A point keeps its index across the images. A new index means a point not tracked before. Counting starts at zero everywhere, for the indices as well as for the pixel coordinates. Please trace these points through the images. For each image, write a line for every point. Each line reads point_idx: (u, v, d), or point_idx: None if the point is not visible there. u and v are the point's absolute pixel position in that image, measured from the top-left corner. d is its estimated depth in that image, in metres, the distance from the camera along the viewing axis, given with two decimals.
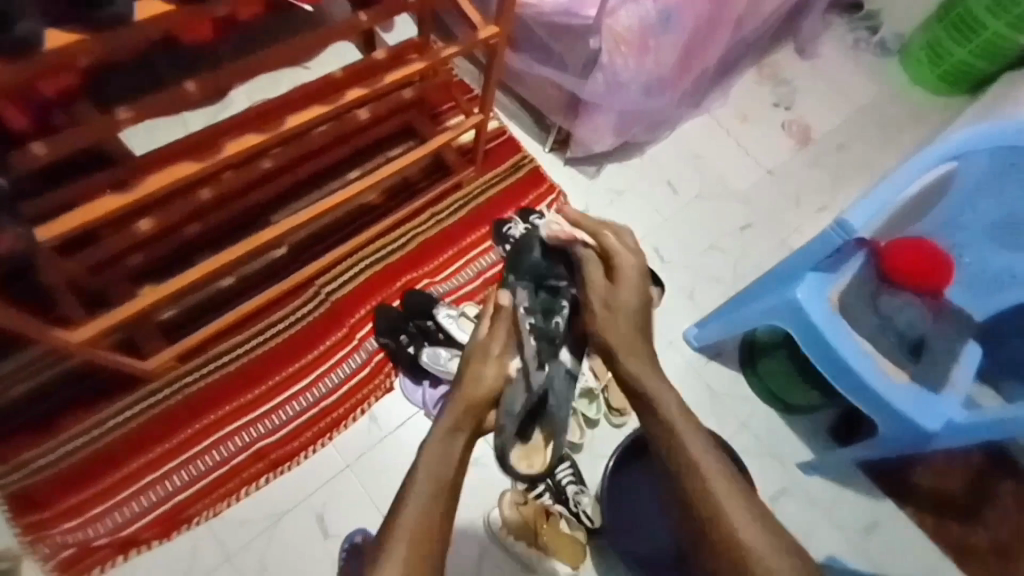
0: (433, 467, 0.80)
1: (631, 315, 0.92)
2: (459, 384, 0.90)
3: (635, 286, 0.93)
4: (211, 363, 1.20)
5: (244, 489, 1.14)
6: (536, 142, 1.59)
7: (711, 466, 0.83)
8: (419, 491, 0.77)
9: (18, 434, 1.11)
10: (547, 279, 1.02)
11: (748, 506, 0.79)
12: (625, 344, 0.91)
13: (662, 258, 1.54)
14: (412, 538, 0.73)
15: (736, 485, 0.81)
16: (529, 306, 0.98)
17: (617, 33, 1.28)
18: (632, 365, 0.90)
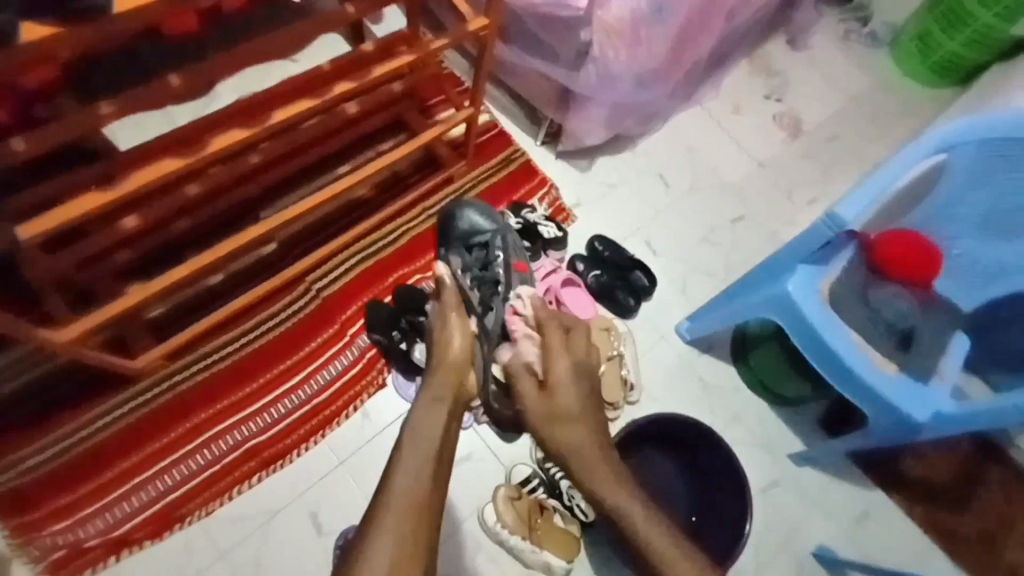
0: (421, 438, 0.92)
1: (576, 420, 1.01)
2: (437, 369, 1.04)
3: (573, 390, 1.03)
4: (200, 361, 1.19)
5: (237, 487, 1.13)
6: (527, 135, 1.58)
7: (645, 518, 0.93)
8: (408, 465, 0.88)
9: (5, 434, 1.09)
10: (476, 240, 1.31)
11: (686, 552, 0.89)
12: (575, 423, 1.01)
13: (654, 251, 1.54)
14: (400, 511, 0.83)
15: (679, 542, 0.90)
16: (467, 267, 1.29)
17: (608, 25, 1.24)
18: (574, 427, 1.00)
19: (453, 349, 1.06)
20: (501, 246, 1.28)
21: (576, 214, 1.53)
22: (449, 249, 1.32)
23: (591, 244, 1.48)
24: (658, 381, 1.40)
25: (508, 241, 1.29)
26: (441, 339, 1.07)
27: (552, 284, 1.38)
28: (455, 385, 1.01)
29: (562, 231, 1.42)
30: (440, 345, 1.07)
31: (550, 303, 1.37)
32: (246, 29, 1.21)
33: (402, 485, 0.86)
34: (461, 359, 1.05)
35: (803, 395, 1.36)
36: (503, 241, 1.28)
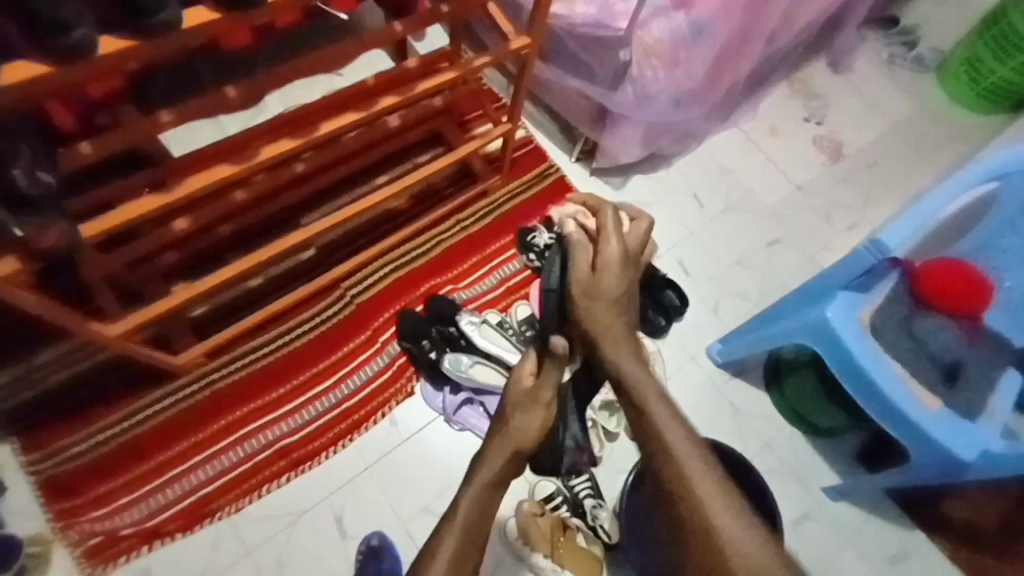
0: (480, 498, 0.91)
1: (613, 297, 1.09)
2: (513, 412, 1.00)
3: (614, 273, 1.10)
4: (238, 360, 1.22)
5: (266, 486, 1.15)
6: (562, 152, 1.60)
7: (715, 495, 0.83)
8: (470, 502, 0.90)
9: (52, 421, 1.14)
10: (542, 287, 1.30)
11: (736, 510, 0.81)
12: (621, 341, 1.06)
13: (685, 271, 1.53)
14: (459, 539, 0.85)
15: (726, 495, 0.83)
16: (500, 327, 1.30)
17: (647, 44, 1.29)
18: (618, 349, 1.05)
19: (525, 390, 1.03)
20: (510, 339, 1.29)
21: None
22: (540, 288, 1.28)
23: None
24: (687, 403, 1.38)
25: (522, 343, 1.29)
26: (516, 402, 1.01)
27: None
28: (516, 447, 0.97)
29: None
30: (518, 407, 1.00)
31: None
32: None
33: (457, 533, 0.85)
34: (537, 399, 1.02)
35: (838, 426, 1.33)
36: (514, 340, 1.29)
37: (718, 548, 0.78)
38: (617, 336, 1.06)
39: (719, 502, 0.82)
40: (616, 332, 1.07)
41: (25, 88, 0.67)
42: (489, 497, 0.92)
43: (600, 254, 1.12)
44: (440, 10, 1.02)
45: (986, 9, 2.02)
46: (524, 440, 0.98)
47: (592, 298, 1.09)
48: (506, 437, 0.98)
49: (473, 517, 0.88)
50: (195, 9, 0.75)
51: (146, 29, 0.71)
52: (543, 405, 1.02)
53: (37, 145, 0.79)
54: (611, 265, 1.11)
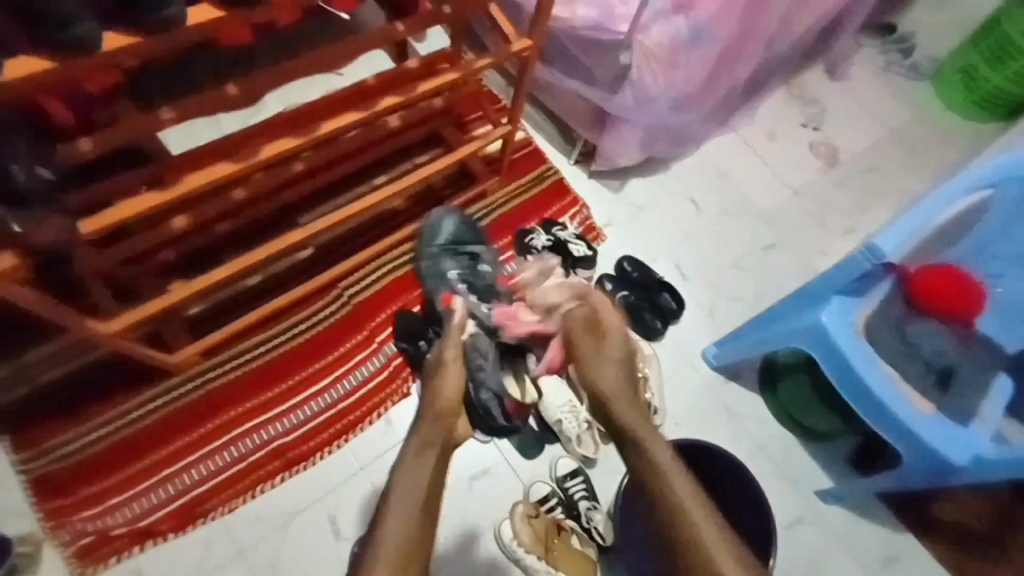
0: (413, 482, 0.87)
1: (615, 387, 1.01)
2: (434, 395, 1.04)
3: (616, 368, 1.03)
4: (233, 359, 1.22)
5: (260, 486, 1.14)
6: (561, 154, 1.60)
7: (706, 519, 0.85)
8: (400, 506, 0.84)
9: (44, 420, 1.12)
10: (464, 248, 1.34)
11: (726, 544, 0.82)
12: (616, 397, 1.00)
13: (682, 274, 1.54)
14: (409, 525, 0.82)
15: (722, 531, 0.84)
16: (465, 278, 1.30)
17: (648, 48, 1.28)
18: (642, 427, 0.95)
19: (450, 384, 1.05)
20: (489, 262, 1.33)
21: (606, 234, 1.54)
22: (438, 251, 1.32)
23: (619, 265, 1.48)
24: (682, 406, 1.38)
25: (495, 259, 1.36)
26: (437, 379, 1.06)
27: None
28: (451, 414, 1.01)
29: (592, 250, 1.43)
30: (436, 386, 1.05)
31: None
32: (299, 43, 1.26)
33: (397, 522, 0.82)
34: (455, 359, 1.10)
35: (832, 430, 1.33)
36: (492, 257, 1.34)
37: (706, 566, 0.80)
38: (619, 401, 1.00)
39: (708, 521, 0.84)
40: (626, 401, 1.00)
41: (24, 84, 0.66)
42: (413, 513, 0.83)
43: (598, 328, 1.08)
44: (442, 11, 1.02)
45: (980, 18, 2.04)
46: (451, 409, 1.01)
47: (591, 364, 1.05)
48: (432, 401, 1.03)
49: (420, 477, 0.88)
50: (199, 6, 0.75)
51: (149, 25, 0.70)
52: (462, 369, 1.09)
53: (35, 141, 0.77)
54: (609, 322, 1.09)
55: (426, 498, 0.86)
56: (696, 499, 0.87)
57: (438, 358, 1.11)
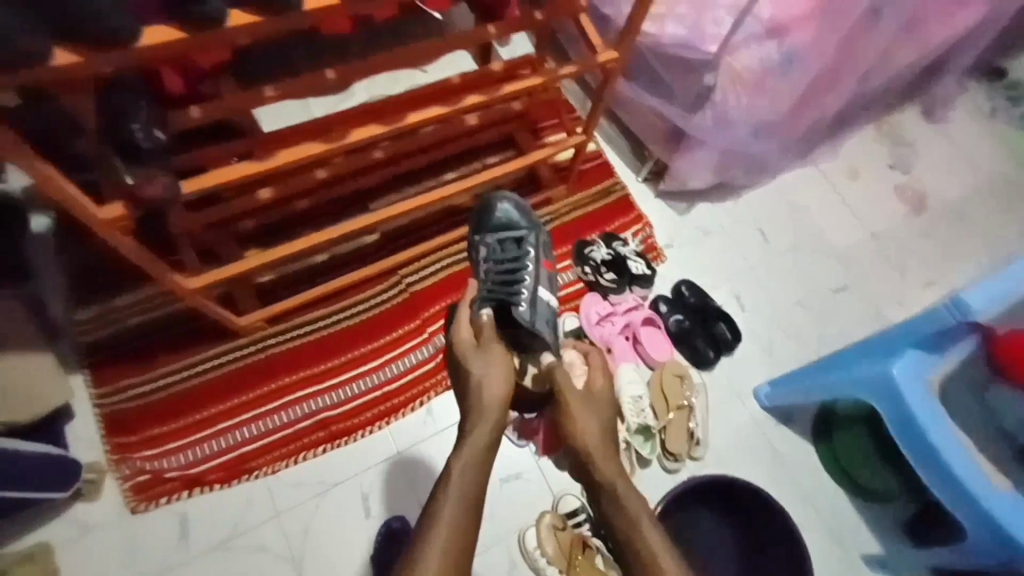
0: (466, 479, 0.86)
1: (594, 411, 0.96)
2: (476, 412, 0.93)
3: (601, 395, 0.99)
4: (294, 329, 1.28)
5: (303, 453, 1.19)
6: (630, 170, 1.59)
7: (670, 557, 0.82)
8: (453, 490, 0.85)
9: (122, 361, 1.21)
10: (509, 234, 1.20)
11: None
12: (601, 459, 0.91)
13: (742, 305, 1.49)
14: (453, 521, 0.82)
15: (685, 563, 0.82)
16: (495, 259, 1.15)
17: (735, 70, 1.25)
18: (612, 474, 0.90)
19: (490, 395, 0.93)
20: (535, 246, 1.18)
21: (666, 255, 1.51)
22: (480, 240, 1.19)
23: (676, 288, 1.45)
24: (727, 441, 1.33)
25: (541, 242, 1.20)
26: (486, 372, 0.96)
27: (632, 320, 1.36)
28: (502, 409, 0.94)
29: (651, 269, 1.41)
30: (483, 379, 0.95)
31: (626, 338, 1.35)
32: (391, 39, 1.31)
33: (448, 515, 0.82)
34: (497, 360, 0.97)
35: (889, 490, 1.26)
36: (537, 241, 1.19)
37: None
38: (600, 456, 0.91)
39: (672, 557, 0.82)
40: (607, 450, 0.93)
41: (152, 51, 0.71)
42: (470, 499, 0.85)
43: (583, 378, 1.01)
44: (534, 17, 1.03)
45: None
46: (494, 418, 0.92)
47: (567, 420, 0.95)
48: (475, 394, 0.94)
49: (470, 477, 0.86)
50: None
51: (268, 6, 0.74)
52: (508, 372, 0.97)
53: (153, 102, 0.83)
54: (595, 379, 1.02)
55: (476, 459, 0.88)
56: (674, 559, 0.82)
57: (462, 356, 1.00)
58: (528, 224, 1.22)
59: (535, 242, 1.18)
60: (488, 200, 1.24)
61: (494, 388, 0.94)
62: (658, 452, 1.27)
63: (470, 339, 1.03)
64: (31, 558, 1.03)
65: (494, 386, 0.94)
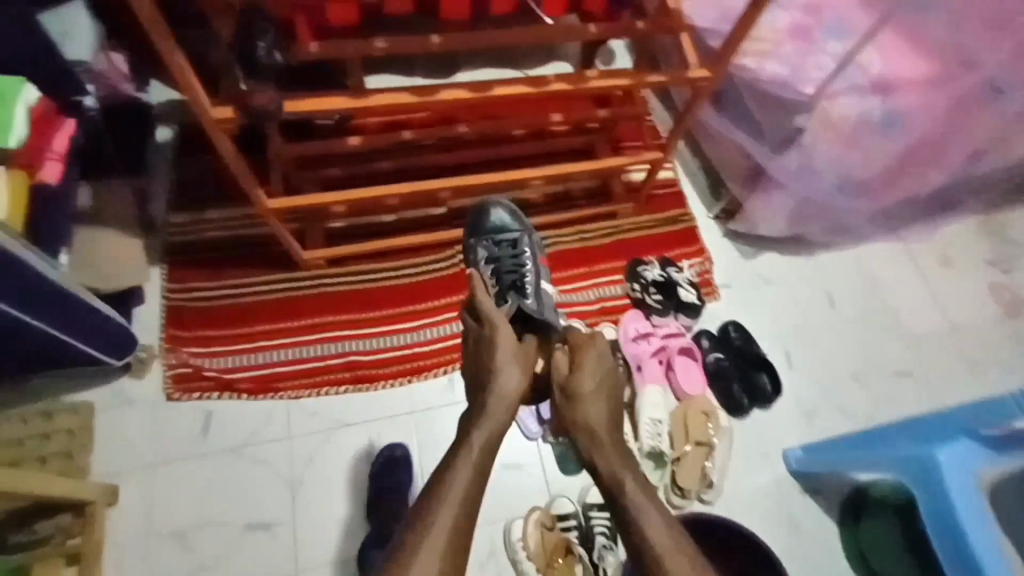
0: (459, 487, 0.80)
1: (591, 396, 0.92)
2: (486, 400, 0.89)
3: (595, 376, 0.93)
4: (348, 274, 1.35)
5: (326, 388, 1.24)
6: (702, 205, 1.58)
7: (679, 555, 0.78)
8: (442, 507, 0.78)
9: (197, 265, 1.33)
10: (503, 237, 1.24)
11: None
12: (603, 442, 0.89)
13: (790, 363, 1.42)
14: (445, 536, 0.76)
15: (694, 560, 0.78)
16: (492, 261, 1.21)
17: (830, 117, 1.22)
18: (617, 460, 0.88)
19: (501, 389, 0.90)
20: (529, 245, 1.22)
21: (721, 293, 1.48)
22: (476, 245, 1.24)
23: (722, 328, 1.41)
24: (744, 494, 1.26)
25: (534, 242, 1.24)
26: (492, 366, 0.92)
27: (669, 345, 1.33)
28: (512, 406, 0.90)
29: (701, 300, 1.37)
30: (490, 372, 0.91)
31: (659, 362, 1.32)
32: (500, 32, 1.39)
33: (437, 530, 0.76)
34: (518, 351, 0.94)
35: None
36: (530, 241, 1.23)
37: None
38: (604, 440, 0.89)
39: (678, 553, 0.78)
40: (613, 437, 0.90)
41: None
42: (467, 511, 0.79)
43: (576, 360, 0.95)
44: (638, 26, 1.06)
45: None
46: (504, 414, 0.89)
47: (574, 404, 0.92)
48: (485, 395, 0.90)
49: (468, 486, 0.81)
50: None
51: None
52: (526, 365, 0.93)
53: (279, 31, 0.93)
54: (588, 355, 0.95)
55: (477, 463, 0.83)
56: (675, 538, 0.80)
57: (483, 339, 0.94)
58: (523, 224, 1.26)
59: (531, 240, 1.23)
60: (483, 206, 1.28)
61: (501, 380, 0.90)
62: (667, 483, 1.23)
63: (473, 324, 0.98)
64: (76, 411, 1.14)
65: (503, 383, 0.90)
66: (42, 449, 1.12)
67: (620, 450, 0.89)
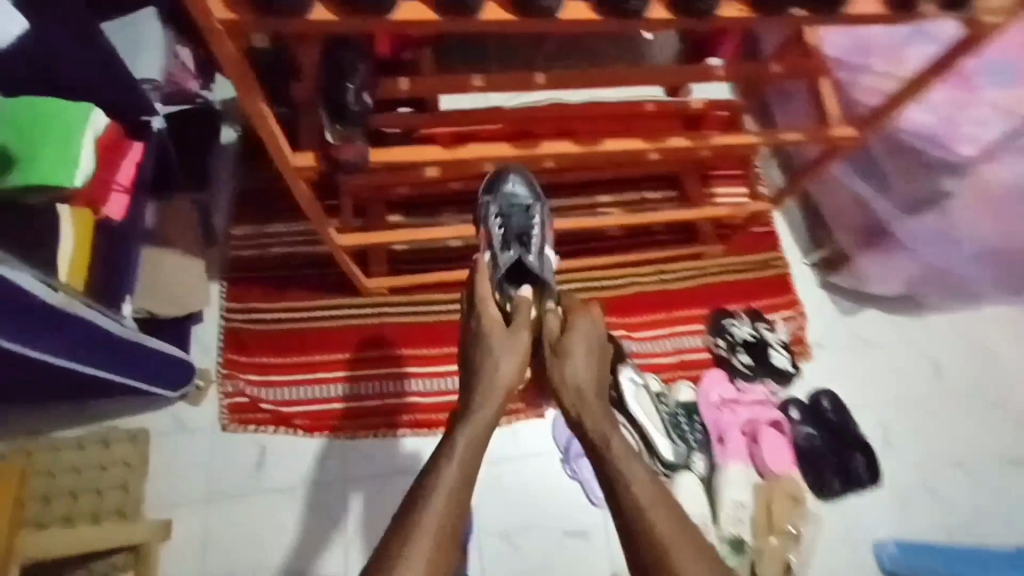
0: (451, 467, 0.74)
1: (580, 357, 0.85)
2: (480, 392, 0.82)
3: (586, 343, 0.86)
4: (410, 305, 1.27)
5: (384, 429, 1.18)
6: (799, 249, 1.40)
7: (676, 530, 0.72)
8: (438, 486, 0.72)
9: (255, 284, 1.26)
10: (515, 195, 1.03)
11: (697, 549, 0.71)
12: (587, 398, 0.83)
13: (887, 439, 1.27)
14: (439, 516, 0.70)
15: (687, 527, 0.73)
16: (501, 220, 1.01)
17: (987, 183, 1.23)
18: (606, 424, 0.81)
19: (493, 388, 0.82)
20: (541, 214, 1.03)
21: (813, 354, 1.33)
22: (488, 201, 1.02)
23: (815, 396, 1.27)
24: None
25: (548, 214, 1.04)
26: (485, 347, 0.84)
27: (756, 416, 1.21)
28: (506, 396, 0.82)
29: (794, 366, 1.26)
30: (483, 351, 0.84)
31: (743, 435, 1.20)
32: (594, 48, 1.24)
33: (433, 511, 0.70)
34: (517, 345, 0.85)
35: None
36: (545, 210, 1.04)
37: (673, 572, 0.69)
38: (591, 397, 0.83)
39: (673, 524, 0.72)
40: (602, 403, 0.83)
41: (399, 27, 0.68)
42: (462, 487, 0.73)
43: (568, 323, 0.88)
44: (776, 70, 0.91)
45: None
46: (499, 400, 0.82)
47: (562, 363, 0.85)
48: (478, 376, 0.83)
49: (464, 461, 0.75)
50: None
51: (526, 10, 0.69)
52: (526, 357, 0.85)
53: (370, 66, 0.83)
54: (580, 320, 0.88)
55: (472, 436, 0.78)
56: (668, 505, 0.74)
57: (480, 332, 0.86)
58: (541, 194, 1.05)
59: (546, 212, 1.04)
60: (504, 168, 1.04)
61: (502, 365, 0.83)
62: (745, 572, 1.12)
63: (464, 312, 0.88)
64: (133, 440, 1.11)
65: (504, 373, 0.83)
66: (99, 480, 1.09)
67: (611, 416, 0.83)
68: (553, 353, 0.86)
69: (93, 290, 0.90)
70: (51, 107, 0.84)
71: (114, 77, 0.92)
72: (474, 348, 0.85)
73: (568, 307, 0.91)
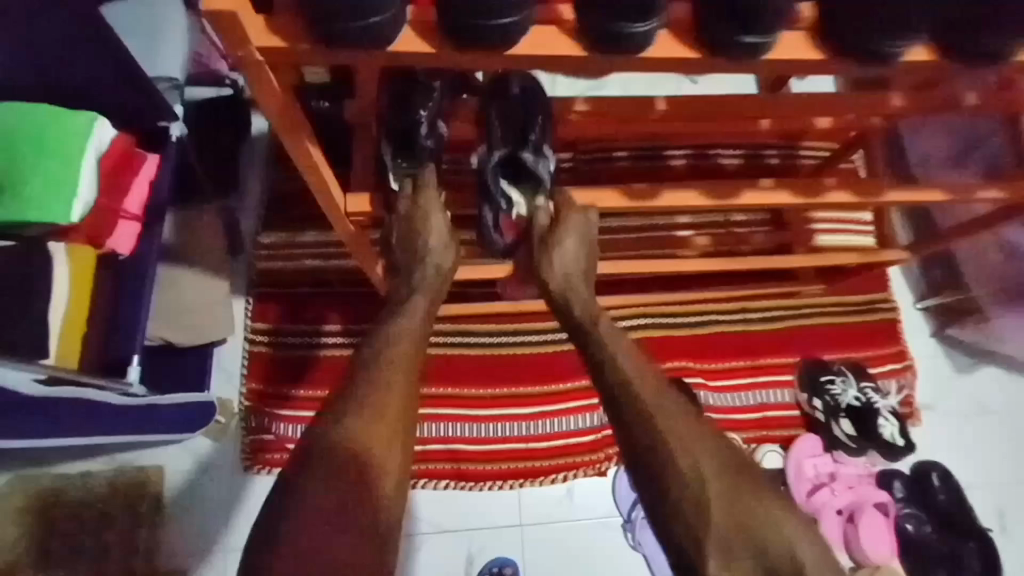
0: (384, 361, 0.60)
1: (568, 249, 0.71)
2: (413, 274, 0.69)
3: (578, 239, 0.72)
4: (457, 336, 1.10)
5: (424, 480, 1.04)
6: (909, 291, 1.21)
7: (689, 444, 0.60)
8: (372, 385, 0.58)
9: (281, 302, 1.10)
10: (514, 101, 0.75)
11: (718, 459, 0.60)
12: (578, 287, 0.71)
13: (1002, 524, 1.09)
14: (388, 429, 0.57)
15: (706, 435, 0.61)
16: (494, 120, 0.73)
17: None
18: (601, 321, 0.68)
19: (438, 269, 0.69)
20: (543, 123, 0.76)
21: (922, 417, 1.14)
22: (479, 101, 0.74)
23: (923, 471, 1.09)
24: None
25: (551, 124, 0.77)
26: (422, 218, 0.70)
27: (855, 495, 1.05)
28: (441, 280, 0.70)
29: (905, 440, 1.08)
30: (420, 225, 0.70)
31: (839, 516, 1.04)
32: None
33: (365, 413, 0.57)
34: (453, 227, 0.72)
35: None
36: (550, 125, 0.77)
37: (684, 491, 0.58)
38: (581, 289, 0.71)
39: (686, 437, 0.60)
40: (590, 302, 0.70)
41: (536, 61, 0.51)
42: (410, 388, 0.60)
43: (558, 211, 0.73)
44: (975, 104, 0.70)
45: None
46: (439, 291, 0.69)
47: (550, 252, 0.71)
48: (419, 255, 0.69)
49: (408, 360, 0.61)
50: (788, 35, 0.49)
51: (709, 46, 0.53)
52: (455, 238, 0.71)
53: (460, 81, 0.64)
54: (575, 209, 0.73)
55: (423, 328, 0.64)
56: (678, 408, 0.62)
57: (415, 211, 0.70)
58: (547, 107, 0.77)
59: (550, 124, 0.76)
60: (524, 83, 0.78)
61: (433, 227, 0.70)
62: None
63: (404, 188, 0.72)
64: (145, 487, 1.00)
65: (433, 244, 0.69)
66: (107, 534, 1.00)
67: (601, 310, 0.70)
68: (540, 244, 0.72)
69: (88, 358, 0.83)
70: (53, 116, 0.83)
71: (129, 76, 0.83)
72: (406, 224, 0.71)
73: (555, 195, 0.75)
